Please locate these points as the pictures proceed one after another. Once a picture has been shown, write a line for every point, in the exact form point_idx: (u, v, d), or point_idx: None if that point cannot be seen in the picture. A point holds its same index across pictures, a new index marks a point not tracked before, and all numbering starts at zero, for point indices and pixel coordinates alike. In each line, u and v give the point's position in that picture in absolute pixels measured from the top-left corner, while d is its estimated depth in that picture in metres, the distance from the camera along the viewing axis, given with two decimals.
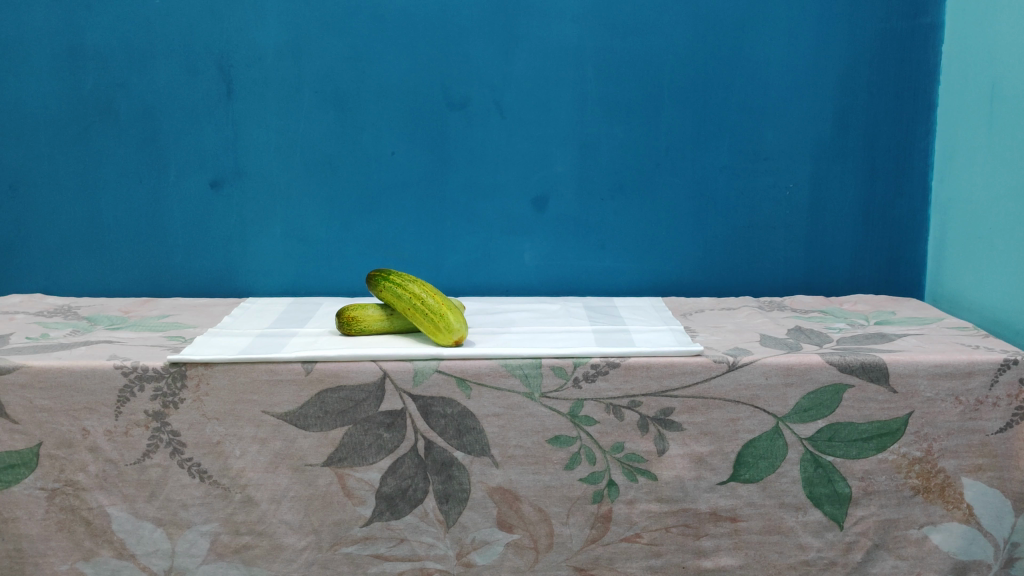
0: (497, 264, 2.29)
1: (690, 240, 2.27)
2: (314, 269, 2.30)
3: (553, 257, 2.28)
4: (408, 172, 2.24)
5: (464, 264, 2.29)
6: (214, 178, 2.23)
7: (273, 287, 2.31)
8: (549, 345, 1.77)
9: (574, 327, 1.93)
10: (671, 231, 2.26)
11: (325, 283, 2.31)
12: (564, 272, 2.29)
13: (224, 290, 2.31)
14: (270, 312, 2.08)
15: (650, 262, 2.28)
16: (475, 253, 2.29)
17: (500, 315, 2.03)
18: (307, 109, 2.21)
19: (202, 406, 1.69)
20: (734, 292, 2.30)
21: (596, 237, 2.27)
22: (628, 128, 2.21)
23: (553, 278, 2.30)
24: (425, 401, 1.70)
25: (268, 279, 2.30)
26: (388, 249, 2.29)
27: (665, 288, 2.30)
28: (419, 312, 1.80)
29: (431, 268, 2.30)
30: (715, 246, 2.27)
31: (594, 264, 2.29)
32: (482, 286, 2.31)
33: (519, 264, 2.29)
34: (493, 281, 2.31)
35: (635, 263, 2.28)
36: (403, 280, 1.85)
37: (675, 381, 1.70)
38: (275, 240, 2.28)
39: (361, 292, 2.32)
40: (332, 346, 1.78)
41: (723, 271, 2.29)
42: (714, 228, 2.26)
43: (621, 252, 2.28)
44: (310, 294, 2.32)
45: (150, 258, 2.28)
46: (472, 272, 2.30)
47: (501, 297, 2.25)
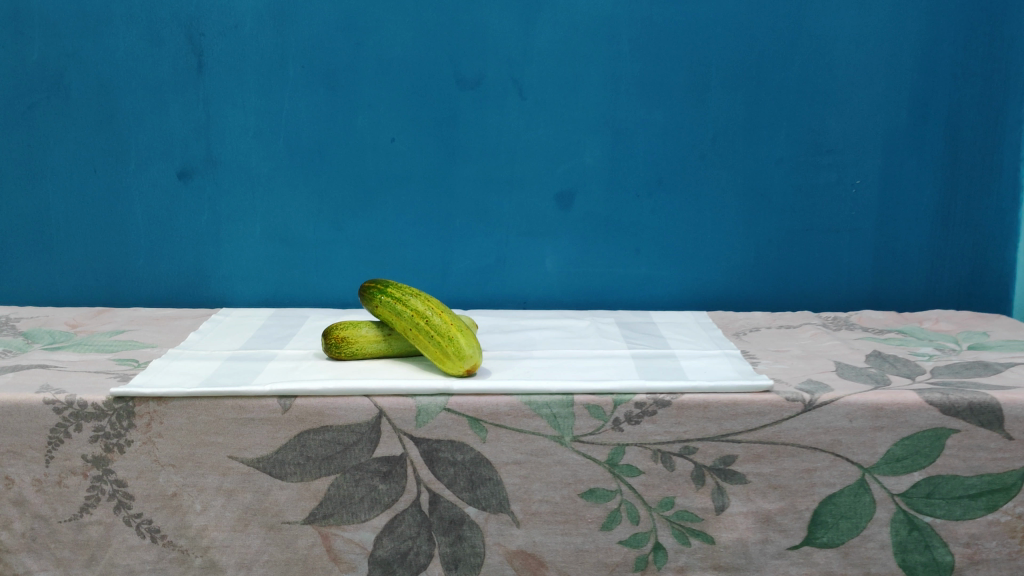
0: (514, 272, 1.97)
1: (739, 245, 1.95)
2: (300, 276, 1.98)
3: (580, 264, 1.96)
4: (410, 161, 1.92)
5: (475, 271, 1.97)
6: (183, 168, 1.91)
7: (252, 295, 1.99)
8: (581, 376, 1.45)
9: (608, 352, 1.61)
10: (716, 235, 1.95)
11: (313, 292, 1.99)
12: (591, 281, 1.97)
13: (195, 299, 1.99)
14: (245, 327, 1.75)
15: (691, 269, 1.97)
16: (488, 259, 1.96)
17: (518, 335, 1.71)
18: (292, 87, 1.88)
19: (154, 451, 1.37)
20: (788, 306, 1.98)
21: (629, 240, 1.95)
22: (670, 113, 1.90)
23: (579, 288, 1.98)
24: (431, 446, 1.38)
25: (246, 287, 1.98)
26: (387, 253, 1.96)
27: (708, 300, 1.99)
28: (424, 333, 1.48)
29: (437, 275, 1.97)
30: (768, 252, 1.96)
31: (627, 272, 1.97)
32: (496, 297, 1.99)
33: (539, 271, 1.97)
34: (510, 290, 1.98)
35: (674, 271, 1.97)
36: (405, 293, 1.52)
37: (738, 424, 1.38)
38: (254, 241, 1.95)
39: (355, 302, 2.00)
40: (316, 375, 1.46)
41: (777, 281, 1.97)
42: (767, 231, 1.95)
43: (658, 258, 1.96)
44: (295, 304, 2.00)
45: (108, 260, 1.96)
46: (485, 279, 1.98)
47: (520, 311, 1.93)
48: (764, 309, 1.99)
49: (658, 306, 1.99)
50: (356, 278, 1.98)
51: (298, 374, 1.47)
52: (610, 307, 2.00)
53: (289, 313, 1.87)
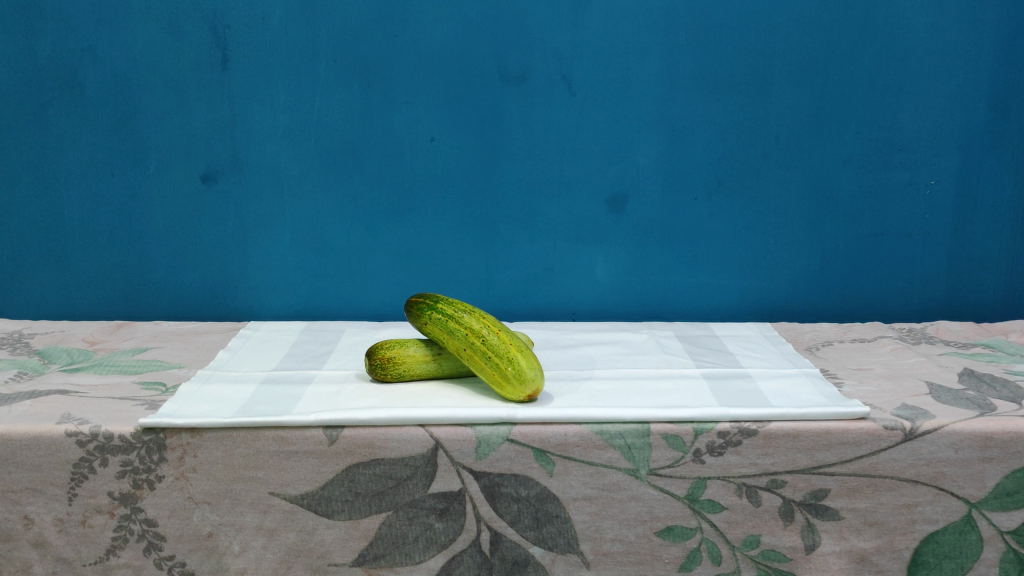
0: (562, 281, 1.85)
1: (802, 250, 1.83)
2: (334, 285, 1.85)
3: (631, 270, 1.85)
4: (451, 163, 1.79)
5: (521, 279, 1.85)
6: (206, 171, 1.77)
7: (282, 307, 1.86)
8: (654, 401, 1.32)
9: (676, 371, 1.48)
10: (777, 239, 1.82)
11: (347, 302, 1.87)
12: (645, 290, 1.86)
13: (221, 310, 1.86)
14: (279, 344, 1.63)
15: (751, 277, 1.85)
16: (534, 266, 1.85)
17: (575, 352, 1.59)
18: (324, 83, 1.74)
19: (187, 487, 1.24)
20: (854, 316, 1.87)
21: (685, 246, 1.83)
22: (730, 109, 1.76)
23: (631, 296, 1.86)
24: (492, 480, 1.25)
25: (276, 297, 1.85)
26: (427, 261, 1.84)
27: (769, 310, 1.87)
28: (480, 355, 1.34)
29: (480, 284, 1.86)
30: (833, 258, 1.83)
31: (683, 280, 1.85)
32: (543, 306, 1.87)
33: (589, 280, 1.85)
34: (558, 301, 1.87)
35: (733, 279, 1.85)
36: (456, 310, 1.39)
37: (831, 454, 1.25)
38: (283, 249, 1.82)
39: (392, 314, 1.87)
40: (363, 401, 1.33)
41: (842, 290, 1.86)
42: (832, 236, 1.82)
43: (715, 264, 1.84)
44: (328, 315, 1.87)
45: (126, 269, 1.83)
46: (531, 288, 1.86)
47: (571, 325, 1.82)
48: (828, 318, 1.87)
49: (716, 317, 1.87)
50: (393, 287, 1.85)
51: (341, 400, 1.34)
52: (663, 317, 1.88)
53: (325, 327, 1.75)
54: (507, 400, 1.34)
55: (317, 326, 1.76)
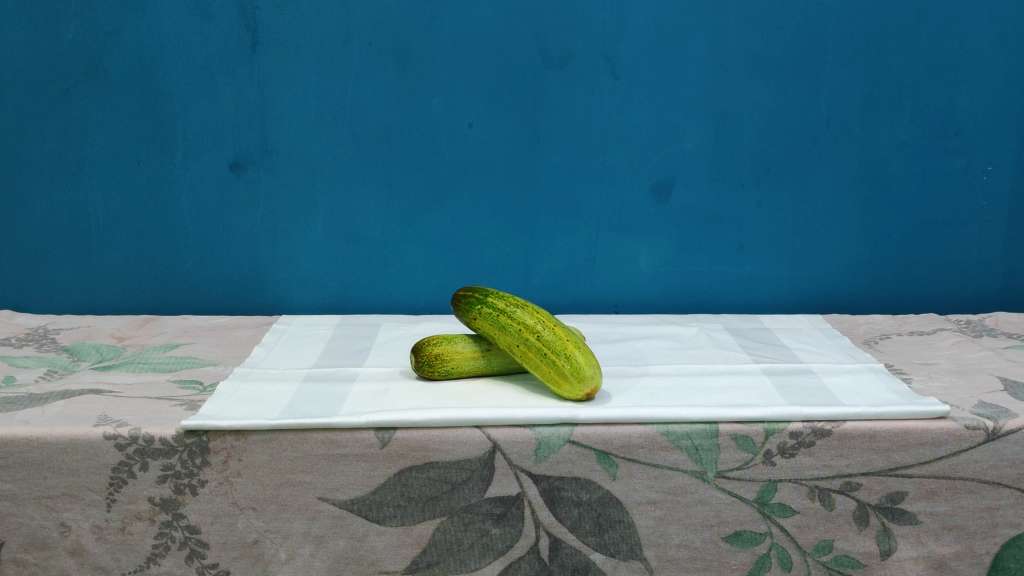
0: (604, 272, 1.80)
1: (853, 239, 1.78)
2: (367, 278, 1.79)
3: (675, 261, 1.79)
4: (490, 149, 1.72)
5: (561, 271, 1.79)
6: (235, 159, 1.71)
7: (313, 300, 1.80)
8: (718, 399, 1.26)
9: (733, 367, 1.42)
10: (827, 228, 1.77)
11: (381, 295, 1.80)
12: (689, 282, 1.81)
13: (249, 304, 1.79)
14: (316, 340, 1.57)
15: (799, 267, 1.79)
16: (575, 258, 1.79)
17: (625, 348, 1.53)
18: (357, 66, 1.67)
19: (232, 492, 1.18)
20: (905, 308, 1.82)
21: (732, 235, 1.78)
22: (780, 92, 1.69)
23: (675, 288, 1.81)
24: (552, 484, 1.19)
25: (307, 290, 1.79)
26: (464, 252, 1.78)
27: (817, 302, 1.82)
28: (535, 352, 1.28)
29: (519, 276, 1.80)
30: (884, 247, 1.78)
31: (729, 271, 1.80)
32: (583, 299, 1.82)
33: (632, 271, 1.80)
34: (600, 293, 1.82)
35: (780, 270, 1.80)
36: (508, 305, 1.32)
37: (908, 456, 1.19)
38: (315, 239, 1.76)
39: (427, 306, 1.81)
40: (412, 401, 1.26)
41: (893, 280, 1.80)
42: (884, 224, 1.77)
43: (763, 254, 1.79)
44: (361, 308, 1.81)
45: (152, 262, 1.76)
46: (572, 280, 1.80)
47: (614, 318, 1.76)
48: (877, 310, 1.83)
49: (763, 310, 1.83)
50: (428, 279, 1.79)
51: (388, 400, 1.27)
52: (707, 309, 1.83)
53: (361, 321, 1.69)
54: (563, 399, 1.28)
55: (353, 320, 1.70)
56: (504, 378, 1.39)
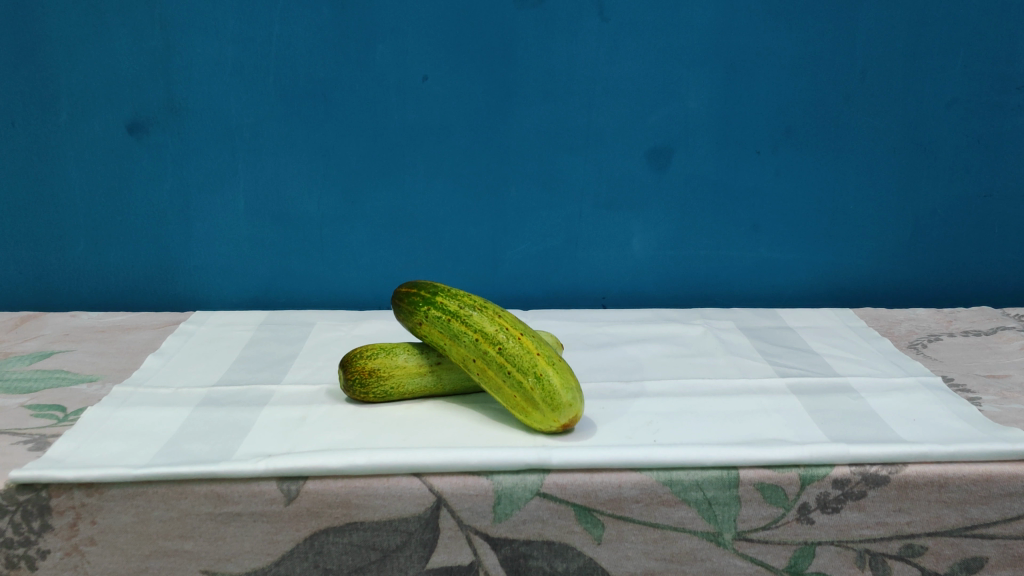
0: (589, 257, 1.50)
1: (887, 216, 1.49)
2: (304, 266, 1.48)
3: (674, 243, 1.50)
4: (449, 108, 1.41)
5: (538, 255, 1.50)
6: (135, 120, 1.38)
7: (237, 291, 1.49)
8: (737, 430, 0.97)
9: (752, 383, 1.12)
10: (857, 202, 1.48)
11: (321, 286, 1.50)
12: (691, 268, 1.52)
13: (160, 298, 1.49)
14: (232, 343, 1.26)
15: (823, 248, 1.51)
16: (554, 239, 1.49)
17: (615, 355, 1.23)
18: (283, 4, 1.35)
19: (84, 565, 0.88)
20: (949, 295, 1.55)
21: (744, 212, 1.48)
22: (805, 38, 1.39)
23: (675, 275, 1.52)
24: (516, 550, 0.90)
25: (230, 280, 1.48)
26: (421, 233, 1.47)
27: (842, 290, 1.55)
28: (497, 371, 0.98)
29: (485, 262, 1.50)
30: (927, 225, 1.50)
31: (739, 255, 1.51)
32: (565, 288, 1.52)
33: (624, 255, 1.50)
34: (585, 281, 1.52)
35: (801, 253, 1.51)
36: (463, 307, 1.03)
37: (991, 511, 0.90)
38: (237, 218, 1.44)
39: (377, 299, 1.51)
40: (334, 436, 0.96)
41: (936, 262, 1.53)
42: (928, 196, 1.48)
43: (781, 234, 1.50)
44: (296, 301, 1.50)
45: (38, 246, 1.45)
46: (552, 266, 1.51)
47: (602, 313, 1.46)
48: (912, 302, 1.56)
49: (777, 301, 1.55)
50: (378, 267, 1.49)
51: (300, 434, 0.97)
52: (714, 301, 1.55)
53: (292, 318, 1.39)
54: (534, 431, 0.98)
55: (283, 316, 1.40)
56: (460, 398, 1.09)
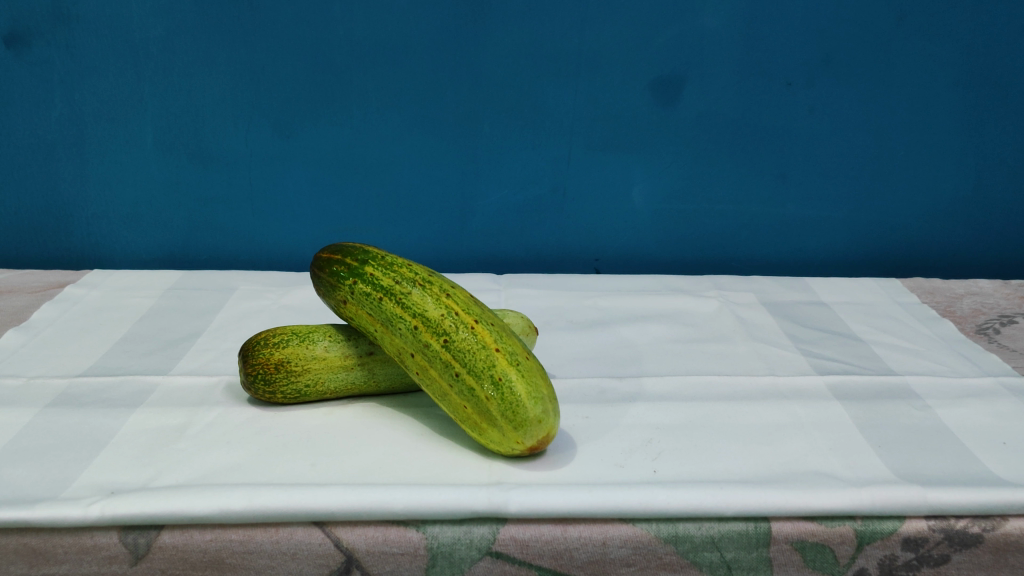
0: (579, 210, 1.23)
1: (943, 166, 1.23)
2: (229, 216, 1.22)
3: (684, 195, 1.23)
4: (406, 21, 1.12)
5: (517, 208, 1.23)
6: (10, 30, 1.10)
7: (148, 244, 1.23)
8: (766, 459, 0.72)
9: (782, 382, 0.86)
10: (908, 150, 1.21)
11: (251, 240, 1.24)
12: (702, 225, 1.25)
13: (58, 252, 1.24)
14: (123, 313, 1.00)
15: (863, 202, 1.24)
16: (536, 188, 1.22)
17: (605, 338, 0.97)
18: None
19: None
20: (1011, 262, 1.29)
21: (768, 157, 1.21)
22: None
23: (681, 233, 1.25)
24: None
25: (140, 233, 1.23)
26: (374, 178, 1.21)
27: (883, 255, 1.28)
28: (443, 372, 0.72)
29: (453, 214, 1.23)
30: (993, 178, 1.24)
31: (760, 210, 1.24)
32: (549, 247, 1.26)
33: (621, 209, 1.23)
34: (574, 239, 1.25)
35: (835, 209, 1.24)
36: (400, 283, 0.77)
37: None
38: (144, 156, 1.18)
39: None
40: (216, 459, 0.71)
41: (998, 222, 1.26)
42: (994, 141, 1.21)
43: (814, 185, 1.23)
44: (221, 257, 1.25)
45: None
46: (534, 221, 1.24)
47: (593, 277, 1.20)
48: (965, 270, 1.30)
49: (804, 267, 1.29)
50: (321, 218, 1.22)
51: (169, 452, 0.72)
52: (728, 265, 1.28)
53: (208, 279, 1.12)
54: (491, 455, 0.72)
55: (199, 276, 1.14)
56: (400, 400, 0.84)
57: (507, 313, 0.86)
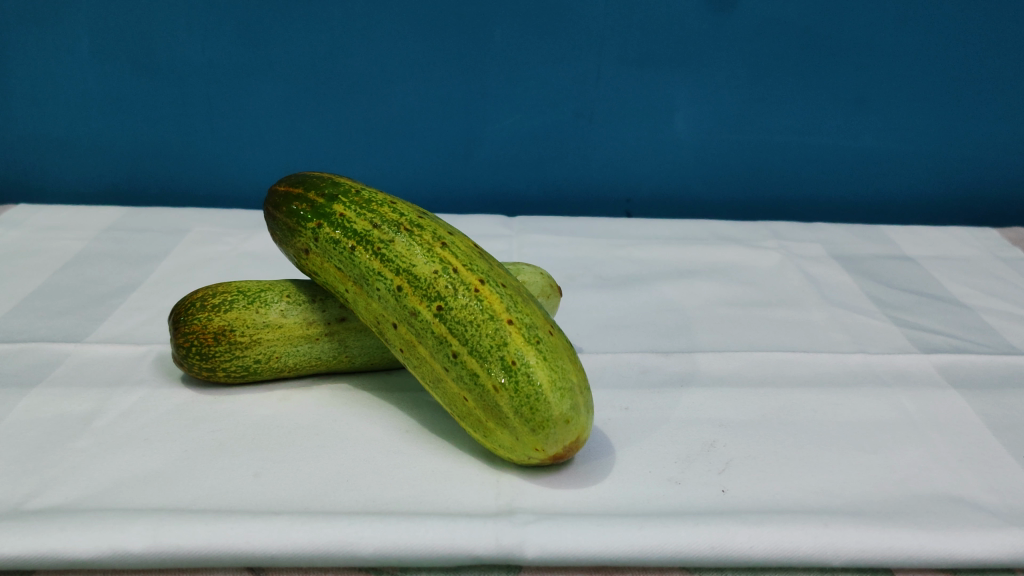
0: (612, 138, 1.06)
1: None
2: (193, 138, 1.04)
3: (735, 123, 1.06)
4: None
5: (539, 138, 1.05)
6: None
7: (99, 170, 1.06)
8: (876, 476, 0.53)
9: (876, 362, 0.66)
10: (998, 68, 1.04)
11: (224, 170, 1.06)
12: (754, 158, 1.09)
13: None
14: (44, 258, 0.81)
15: (942, 134, 1.08)
16: (562, 112, 1.04)
17: (643, 300, 0.78)
18: None
19: None
20: None
21: (841, 78, 1.04)
22: None
23: (729, 169, 1.09)
24: None
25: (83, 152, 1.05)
26: (367, 99, 1.02)
27: (953, 197, 1.13)
28: (435, 351, 0.53)
29: (460, 145, 1.06)
30: None
31: (823, 141, 1.08)
32: (574, 185, 1.10)
33: (661, 138, 1.07)
34: (602, 176, 1.09)
35: (908, 142, 1.09)
36: (379, 228, 0.57)
37: None
38: (88, 66, 0.99)
39: None
40: (122, 466, 0.52)
41: None
42: None
43: (890, 113, 1.07)
44: (186, 188, 1.07)
45: None
46: (558, 153, 1.07)
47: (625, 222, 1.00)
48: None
49: (866, 211, 1.13)
50: (306, 148, 1.05)
51: (61, 454, 0.53)
52: (778, 204, 1.12)
53: (156, 218, 0.93)
54: (497, 463, 0.54)
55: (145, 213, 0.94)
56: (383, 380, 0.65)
57: (523, 269, 0.67)
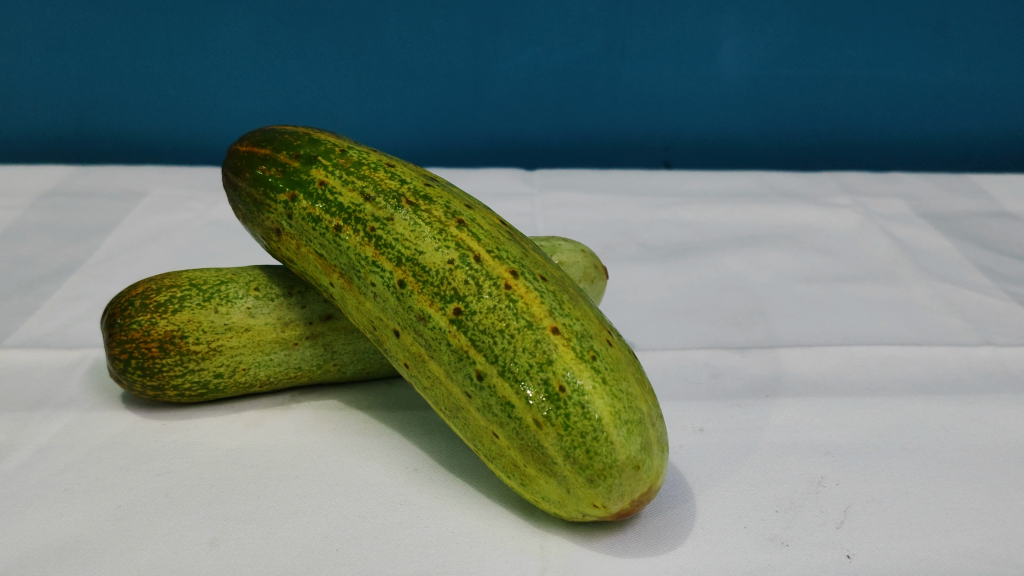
0: (678, 110, 1.88)
1: (937, 86, 1.89)
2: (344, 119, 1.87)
3: (765, 92, 1.87)
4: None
5: (646, 114, 1.88)
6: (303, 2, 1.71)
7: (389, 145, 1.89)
8: (995, 456, 0.87)
9: (993, 359, 1.03)
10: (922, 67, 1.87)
11: (460, 142, 1.89)
12: (775, 105, 1.89)
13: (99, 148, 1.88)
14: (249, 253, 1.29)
15: (889, 106, 1.91)
16: (667, 96, 1.86)
17: (713, 270, 1.27)
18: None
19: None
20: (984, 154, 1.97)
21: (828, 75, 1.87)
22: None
23: (759, 121, 1.90)
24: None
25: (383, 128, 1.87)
26: (560, 91, 1.84)
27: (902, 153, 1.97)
28: (467, 374, 0.72)
29: (578, 122, 1.88)
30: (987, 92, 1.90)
31: (806, 108, 1.90)
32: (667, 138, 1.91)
33: (723, 86, 1.85)
34: (685, 132, 1.91)
35: (869, 108, 1.91)
36: (387, 208, 0.78)
37: None
38: (402, 82, 1.82)
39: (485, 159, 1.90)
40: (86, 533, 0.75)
41: (994, 126, 1.94)
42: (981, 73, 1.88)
43: (853, 93, 1.89)
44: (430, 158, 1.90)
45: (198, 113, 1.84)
46: (660, 118, 1.89)
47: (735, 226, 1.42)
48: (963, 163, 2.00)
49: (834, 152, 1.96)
50: (508, 126, 1.88)
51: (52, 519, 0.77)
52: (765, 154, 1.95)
53: (126, 215, 1.38)
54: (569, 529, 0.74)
55: (120, 179, 1.50)
56: (384, 406, 0.96)
57: (566, 252, 0.97)
